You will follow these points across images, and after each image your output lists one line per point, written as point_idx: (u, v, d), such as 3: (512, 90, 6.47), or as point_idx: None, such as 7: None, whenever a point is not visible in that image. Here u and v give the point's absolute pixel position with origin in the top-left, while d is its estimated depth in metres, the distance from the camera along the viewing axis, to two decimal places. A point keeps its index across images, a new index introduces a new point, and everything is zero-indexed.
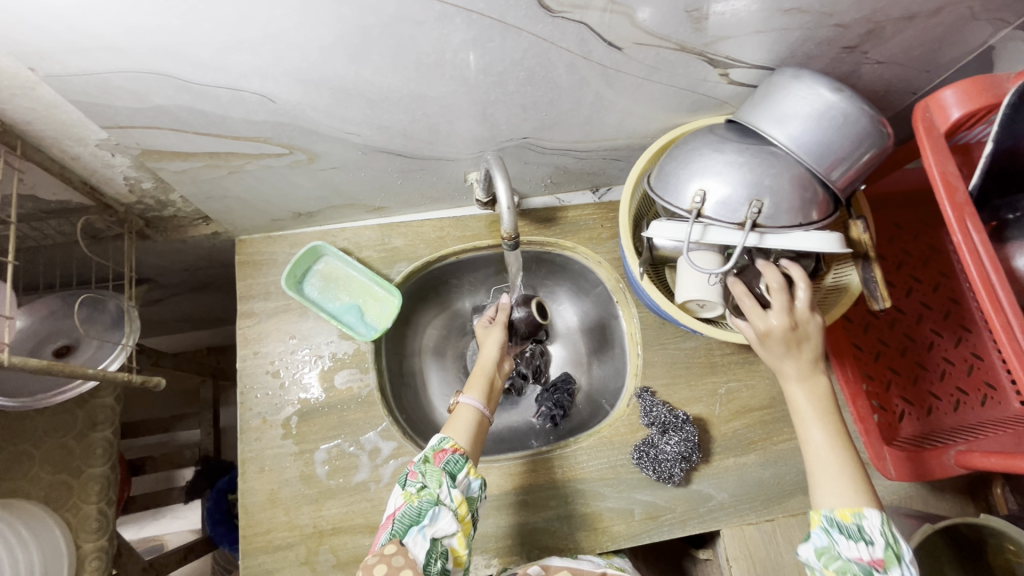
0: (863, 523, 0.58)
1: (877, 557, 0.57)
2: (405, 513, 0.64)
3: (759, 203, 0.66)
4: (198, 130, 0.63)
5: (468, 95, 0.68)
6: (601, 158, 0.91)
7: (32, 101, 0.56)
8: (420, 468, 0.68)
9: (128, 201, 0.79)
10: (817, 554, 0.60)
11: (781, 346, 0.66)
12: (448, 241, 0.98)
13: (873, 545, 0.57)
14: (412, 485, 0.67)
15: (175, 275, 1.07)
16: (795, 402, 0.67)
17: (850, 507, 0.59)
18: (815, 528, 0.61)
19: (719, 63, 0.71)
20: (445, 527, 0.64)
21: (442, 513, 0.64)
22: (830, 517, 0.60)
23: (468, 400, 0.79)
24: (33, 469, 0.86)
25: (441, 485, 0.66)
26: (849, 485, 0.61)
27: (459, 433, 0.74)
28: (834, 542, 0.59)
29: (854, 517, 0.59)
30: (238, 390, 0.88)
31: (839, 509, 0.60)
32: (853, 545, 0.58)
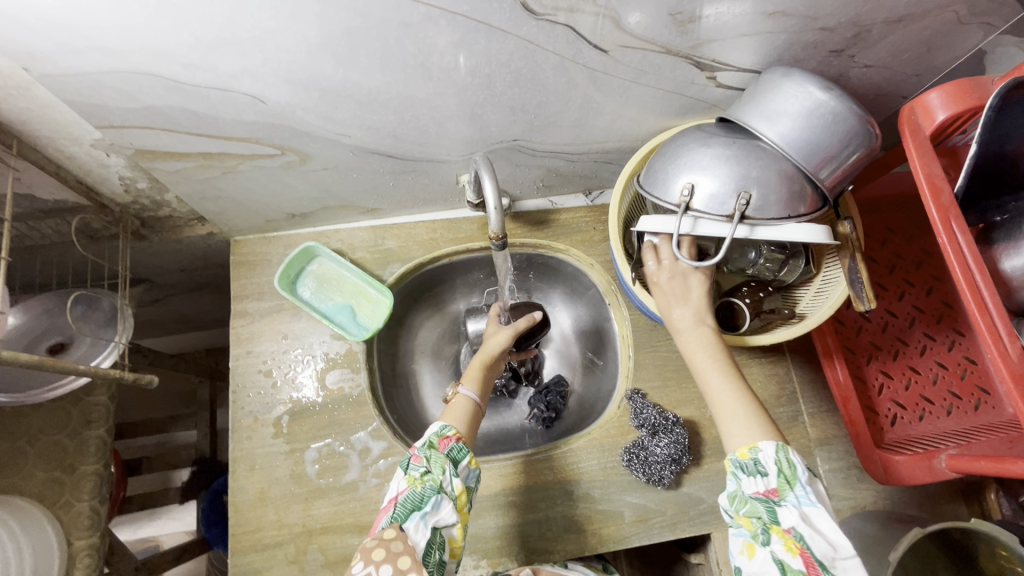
0: (758, 457, 0.60)
1: (771, 489, 0.58)
2: (407, 498, 0.64)
3: (747, 194, 0.67)
4: (190, 130, 0.64)
5: (457, 97, 0.68)
6: (592, 161, 0.92)
7: (28, 101, 0.58)
8: (424, 453, 0.68)
9: (124, 201, 0.80)
10: (728, 500, 0.61)
11: (670, 293, 0.73)
12: (441, 242, 0.99)
13: (768, 477, 0.59)
14: (415, 470, 0.67)
15: (171, 275, 1.08)
16: (691, 352, 0.70)
17: (748, 445, 0.61)
18: (726, 476, 0.62)
19: (707, 66, 0.71)
20: (446, 516, 0.65)
21: (443, 501, 0.65)
22: (735, 460, 0.61)
23: (466, 390, 0.79)
24: (28, 466, 0.87)
25: (444, 472, 0.67)
26: (748, 423, 0.63)
27: (456, 420, 0.75)
28: (738, 483, 0.60)
29: (751, 453, 0.60)
30: (230, 389, 0.88)
31: (739, 449, 0.62)
32: (753, 482, 0.59)
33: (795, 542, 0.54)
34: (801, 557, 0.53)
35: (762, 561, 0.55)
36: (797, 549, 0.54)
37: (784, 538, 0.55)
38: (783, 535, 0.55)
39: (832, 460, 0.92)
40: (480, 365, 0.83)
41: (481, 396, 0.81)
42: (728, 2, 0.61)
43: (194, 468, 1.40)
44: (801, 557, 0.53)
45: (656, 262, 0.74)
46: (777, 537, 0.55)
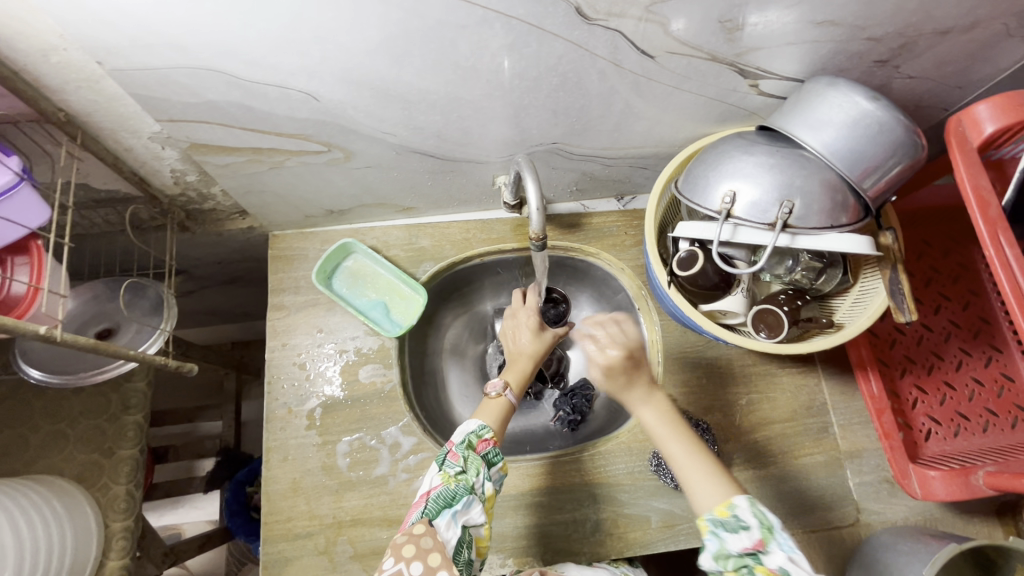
0: (738, 510, 0.60)
1: (756, 541, 0.58)
2: (440, 495, 0.65)
3: (790, 203, 0.67)
4: (244, 125, 0.66)
5: (502, 99, 0.70)
6: (627, 166, 0.92)
7: (96, 94, 0.60)
8: (462, 452, 0.69)
9: (173, 192, 0.82)
10: (712, 559, 0.59)
11: (621, 373, 0.73)
12: (474, 242, 1.00)
13: (751, 529, 0.58)
14: (450, 467, 0.68)
15: (208, 267, 1.10)
16: (648, 424, 0.71)
17: (724, 501, 0.61)
18: (704, 535, 0.60)
19: (750, 74, 0.72)
20: (475, 516, 0.66)
21: (474, 501, 0.66)
22: (713, 519, 0.60)
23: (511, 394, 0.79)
24: (69, 448, 0.90)
25: (478, 473, 0.67)
26: (716, 483, 0.63)
27: (492, 420, 0.76)
28: (722, 540, 0.59)
29: (731, 510, 0.60)
30: (265, 380, 0.90)
31: (718, 508, 0.61)
32: (738, 537, 0.58)
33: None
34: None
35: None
36: None
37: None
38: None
39: (861, 473, 0.91)
40: (526, 369, 0.84)
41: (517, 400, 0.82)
42: (778, 11, 0.61)
43: (219, 458, 1.43)
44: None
45: (597, 346, 0.75)
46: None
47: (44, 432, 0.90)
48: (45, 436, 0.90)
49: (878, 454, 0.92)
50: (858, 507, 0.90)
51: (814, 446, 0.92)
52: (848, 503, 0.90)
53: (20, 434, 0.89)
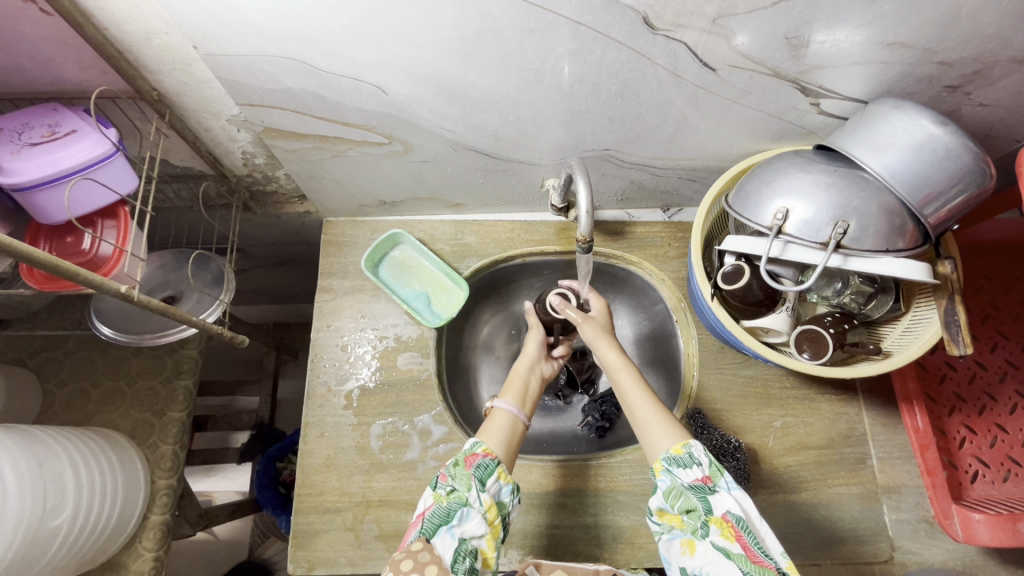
0: (693, 449, 0.68)
1: (705, 477, 0.65)
2: (434, 513, 0.64)
3: (845, 224, 0.66)
4: (315, 114, 0.70)
5: (561, 103, 0.71)
6: (677, 177, 0.93)
7: (187, 76, 0.65)
8: (450, 471, 0.68)
9: (241, 173, 0.87)
10: (664, 496, 0.67)
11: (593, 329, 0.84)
12: (518, 242, 1.02)
13: (703, 465, 0.66)
14: (442, 488, 0.67)
15: (263, 248, 1.15)
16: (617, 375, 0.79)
17: (679, 441, 0.69)
18: (660, 474, 0.68)
19: (812, 92, 0.71)
20: (473, 528, 0.65)
21: (470, 514, 0.65)
22: (667, 458, 0.68)
23: (503, 404, 0.78)
24: (125, 405, 0.96)
25: (469, 489, 0.67)
26: (671, 427, 0.71)
27: (493, 438, 0.73)
28: (676, 480, 0.66)
29: (685, 448, 0.68)
30: (309, 358, 0.94)
31: (673, 447, 0.69)
32: (689, 471, 0.66)
33: (734, 525, 0.62)
34: (742, 543, 0.61)
35: (705, 553, 0.62)
36: (734, 534, 0.62)
37: (724, 527, 0.63)
38: (720, 524, 0.63)
39: (899, 511, 0.88)
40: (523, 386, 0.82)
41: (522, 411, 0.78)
42: (847, 30, 0.61)
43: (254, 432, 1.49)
44: (742, 542, 0.61)
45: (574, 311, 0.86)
46: (718, 528, 0.63)
47: (105, 388, 0.96)
48: (105, 392, 0.96)
49: (919, 491, 0.89)
50: (894, 544, 0.87)
51: (850, 476, 0.89)
52: (884, 539, 0.87)
53: (83, 388, 0.96)
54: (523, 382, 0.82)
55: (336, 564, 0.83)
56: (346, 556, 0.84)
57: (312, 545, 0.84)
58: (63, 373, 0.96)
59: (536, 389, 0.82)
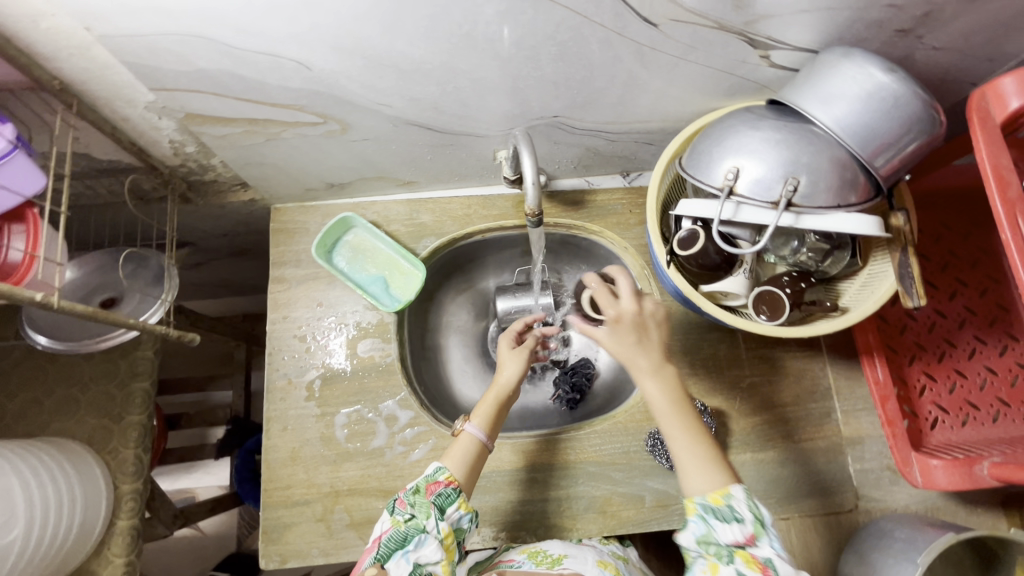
0: (733, 502, 0.65)
1: (747, 534, 0.64)
2: (391, 537, 0.70)
3: (796, 181, 0.64)
4: (238, 95, 0.66)
5: (500, 70, 0.67)
6: (633, 141, 0.90)
7: (88, 61, 0.59)
8: (410, 499, 0.73)
9: (173, 163, 0.82)
10: (699, 539, 0.65)
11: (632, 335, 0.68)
12: (475, 219, 0.99)
13: (744, 522, 0.64)
14: (400, 514, 0.73)
15: (214, 240, 1.10)
16: (649, 393, 0.68)
17: (720, 489, 0.65)
18: (692, 517, 0.66)
19: (761, 44, 0.68)
20: (429, 554, 0.68)
21: (427, 540, 0.69)
22: (703, 504, 0.65)
23: (472, 429, 0.78)
24: (80, 412, 0.93)
25: (428, 516, 0.71)
26: (711, 466, 0.67)
27: (456, 465, 0.76)
28: (713, 529, 0.65)
29: (725, 498, 0.65)
30: (266, 351, 0.91)
31: (710, 495, 0.65)
32: (730, 527, 0.64)
33: (763, 567, 0.63)
34: None
35: None
36: (762, 569, 0.63)
37: (751, 561, 0.64)
38: (748, 558, 0.64)
39: (863, 460, 0.90)
40: (492, 408, 0.80)
41: (489, 434, 0.79)
42: None
43: (229, 426, 1.47)
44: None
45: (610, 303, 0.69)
46: (744, 560, 0.64)
47: (57, 396, 0.93)
48: (58, 400, 0.93)
49: (882, 441, 0.91)
50: (859, 493, 0.89)
51: (815, 431, 0.91)
52: (849, 489, 0.89)
53: (35, 397, 0.93)
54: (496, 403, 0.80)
55: (309, 555, 0.83)
56: (318, 546, 0.83)
57: (283, 539, 0.83)
58: (10, 384, 0.93)
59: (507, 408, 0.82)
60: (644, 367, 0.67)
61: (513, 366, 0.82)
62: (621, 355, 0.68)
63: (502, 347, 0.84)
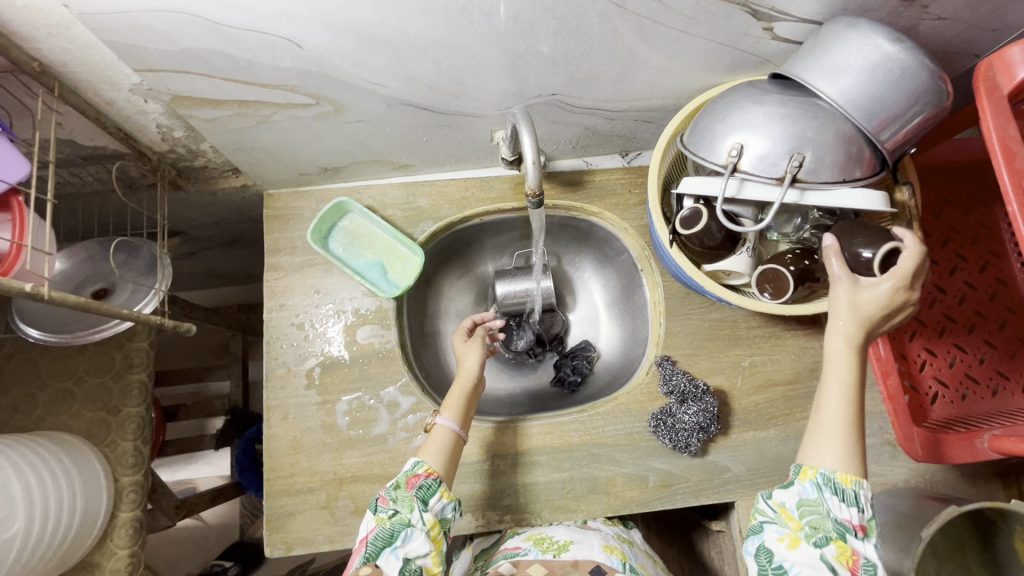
0: (860, 490, 0.62)
1: (856, 522, 0.62)
2: (378, 535, 0.68)
3: (801, 156, 0.63)
4: (226, 76, 0.63)
5: (497, 46, 0.65)
6: (632, 120, 0.88)
7: (68, 41, 0.57)
8: (392, 495, 0.72)
9: (162, 149, 0.80)
10: (801, 501, 0.64)
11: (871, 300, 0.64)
12: (473, 201, 0.97)
13: (862, 511, 0.62)
14: (383, 511, 0.71)
15: (206, 228, 1.08)
16: (832, 349, 0.66)
17: (851, 473, 0.63)
18: (807, 481, 0.64)
19: (764, 16, 0.67)
20: (417, 548, 0.68)
21: (413, 535, 0.69)
22: (826, 476, 0.63)
23: (444, 421, 0.79)
24: (76, 405, 0.92)
25: (412, 509, 0.70)
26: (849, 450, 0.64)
27: (433, 458, 0.76)
28: (825, 499, 0.63)
29: (854, 483, 0.62)
30: (264, 340, 0.90)
31: (841, 474, 0.63)
32: (846, 508, 0.62)
33: (856, 563, 0.60)
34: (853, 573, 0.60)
35: (808, 555, 0.61)
36: (851, 564, 0.60)
37: (845, 552, 0.61)
38: (841, 549, 0.61)
39: (864, 436, 0.91)
40: (460, 400, 0.81)
41: (462, 425, 0.80)
42: None
43: (228, 417, 1.46)
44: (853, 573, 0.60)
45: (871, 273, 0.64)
46: (837, 550, 0.61)
47: (52, 389, 0.92)
48: (53, 393, 0.92)
49: (882, 416, 0.91)
50: None
51: None
52: None
53: (29, 391, 0.91)
54: (464, 396, 0.81)
55: (314, 542, 0.83)
56: (323, 533, 0.83)
57: (288, 527, 0.83)
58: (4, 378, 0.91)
59: (476, 400, 0.83)
60: (844, 331, 0.66)
61: (473, 356, 0.85)
62: (858, 313, 0.65)
63: (457, 344, 0.88)
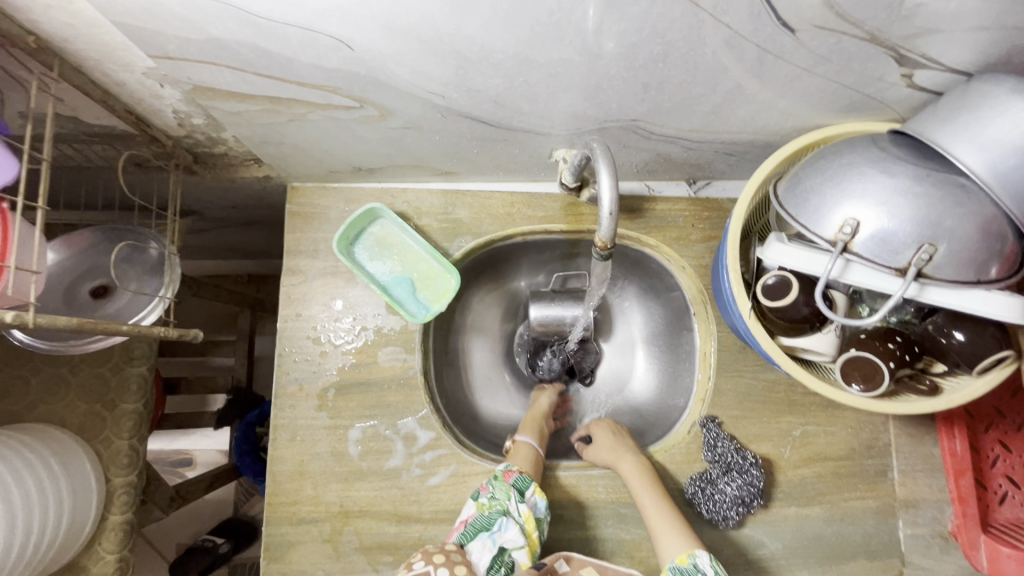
0: (697, 560, 0.67)
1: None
2: (476, 520, 0.71)
3: (932, 248, 0.52)
4: (259, 71, 0.53)
5: (584, 67, 0.54)
6: (712, 151, 0.77)
7: (70, 16, 0.46)
8: (491, 482, 0.74)
9: (177, 134, 0.70)
10: None
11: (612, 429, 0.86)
12: (518, 219, 0.87)
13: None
14: (483, 497, 0.73)
15: (220, 210, 0.99)
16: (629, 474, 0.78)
17: (685, 552, 0.68)
18: None
19: (908, 62, 0.55)
20: (513, 538, 0.69)
21: (508, 524, 0.70)
22: (673, 568, 0.67)
23: (524, 437, 0.83)
24: (69, 396, 0.85)
25: (509, 498, 0.72)
26: (678, 533, 0.71)
27: (521, 459, 0.79)
28: None
29: (690, 558, 0.67)
30: (276, 351, 0.82)
31: (678, 557, 0.68)
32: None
33: None
34: None
35: None
36: None
37: None
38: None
39: (915, 526, 0.83)
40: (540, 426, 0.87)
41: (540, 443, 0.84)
42: None
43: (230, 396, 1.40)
44: None
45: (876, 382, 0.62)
46: None
47: (45, 376, 0.84)
48: (44, 381, 0.85)
49: (937, 506, 0.84)
50: (905, 559, 0.82)
51: (867, 489, 0.84)
52: (895, 554, 0.83)
53: (18, 376, 0.84)
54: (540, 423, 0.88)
55: None
56: (323, 569, 0.77)
57: (286, 557, 0.77)
58: None
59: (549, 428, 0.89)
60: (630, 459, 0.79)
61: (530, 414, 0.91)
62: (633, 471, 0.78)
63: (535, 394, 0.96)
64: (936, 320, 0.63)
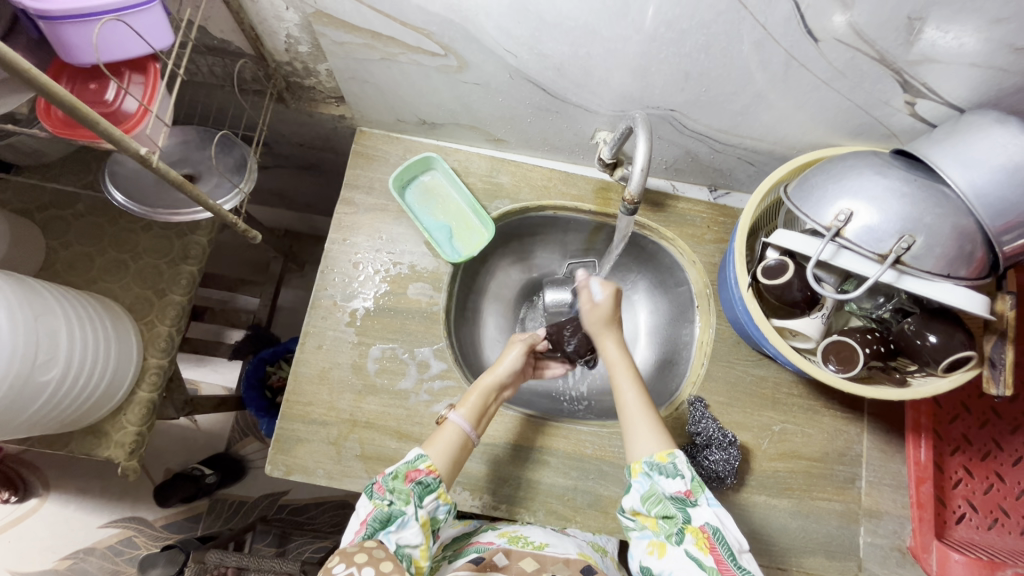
0: (676, 459, 0.68)
1: (687, 491, 0.66)
2: (376, 517, 0.65)
3: (911, 239, 0.61)
4: (373, 4, 0.64)
5: (639, 47, 0.65)
6: (735, 157, 0.87)
7: None
8: (389, 484, 0.67)
9: (281, 59, 0.81)
10: (643, 500, 0.68)
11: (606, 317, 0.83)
12: (553, 193, 0.97)
13: (684, 478, 0.67)
14: (378, 498, 0.67)
15: (289, 147, 1.10)
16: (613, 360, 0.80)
17: (665, 449, 0.70)
18: (638, 476, 0.69)
19: (912, 89, 0.65)
20: (410, 536, 0.65)
21: (409, 522, 0.65)
22: (650, 463, 0.69)
23: (457, 417, 0.75)
24: (125, 278, 0.94)
25: (407, 502, 0.66)
26: (655, 433, 0.72)
27: (440, 453, 0.72)
28: (657, 484, 0.68)
29: (669, 457, 0.69)
30: (319, 268, 0.91)
31: (657, 454, 0.69)
32: (672, 482, 0.67)
33: (709, 535, 0.64)
34: (715, 555, 0.62)
35: (675, 557, 0.64)
36: (708, 547, 0.63)
37: (699, 537, 0.64)
38: (696, 534, 0.65)
39: (875, 535, 0.88)
40: (479, 398, 0.78)
41: (473, 428, 0.77)
42: (966, 27, 0.55)
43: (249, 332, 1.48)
44: (714, 554, 0.62)
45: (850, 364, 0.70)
46: (694, 538, 0.64)
47: (109, 257, 0.93)
48: (107, 261, 0.93)
49: (898, 520, 0.88)
50: (862, 565, 0.87)
51: (835, 493, 0.89)
52: (853, 558, 0.87)
53: (86, 253, 0.93)
54: (484, 397, 0.79)
55: (313, 474, 0.84)
56: (324, 468, 0.84)
57: (293, 452, 0.84)
58: (69, 234, 0.93)
59: (495, 407, 0.80)
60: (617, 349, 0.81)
61: (510, 360, 0.83)
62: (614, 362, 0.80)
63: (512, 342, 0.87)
64: (913, 321, 0.69)
